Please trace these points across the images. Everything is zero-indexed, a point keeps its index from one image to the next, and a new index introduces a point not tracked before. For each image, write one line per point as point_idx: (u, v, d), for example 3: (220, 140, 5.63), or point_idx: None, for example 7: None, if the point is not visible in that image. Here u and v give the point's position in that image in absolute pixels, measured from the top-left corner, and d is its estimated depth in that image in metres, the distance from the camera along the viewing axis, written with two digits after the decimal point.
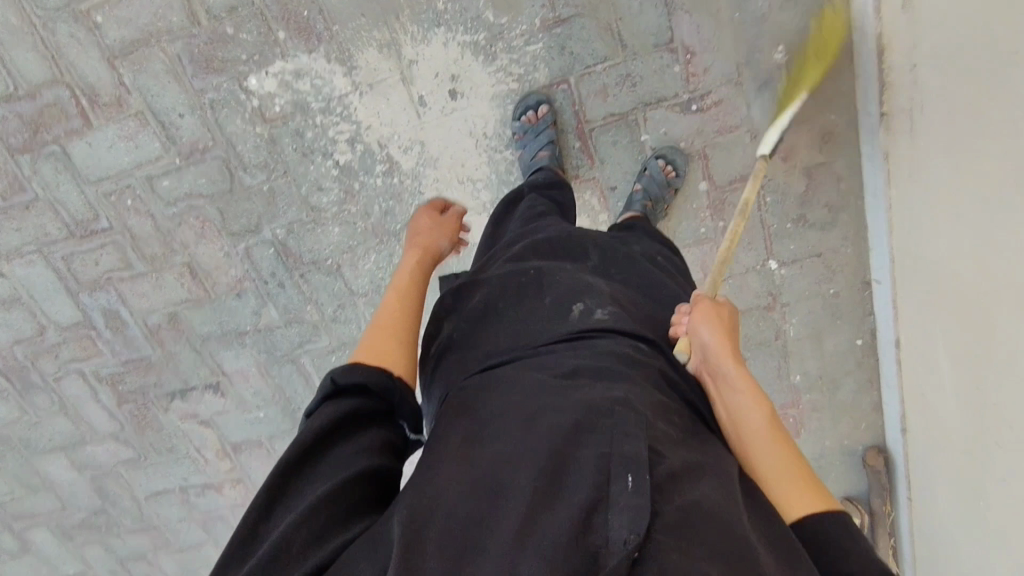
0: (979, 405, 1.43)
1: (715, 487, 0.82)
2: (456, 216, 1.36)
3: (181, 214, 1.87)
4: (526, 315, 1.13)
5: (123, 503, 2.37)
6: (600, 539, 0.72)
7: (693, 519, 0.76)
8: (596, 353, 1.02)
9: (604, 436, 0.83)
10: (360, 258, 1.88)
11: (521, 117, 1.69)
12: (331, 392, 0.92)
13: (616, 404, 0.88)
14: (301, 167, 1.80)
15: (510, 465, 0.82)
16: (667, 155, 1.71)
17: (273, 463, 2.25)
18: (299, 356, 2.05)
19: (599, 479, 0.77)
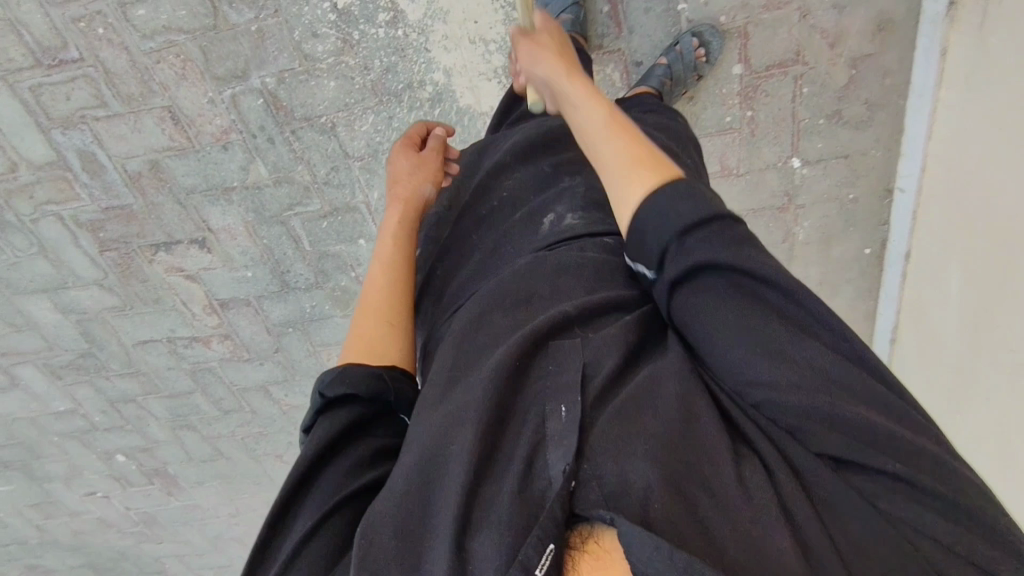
0: (981, 331, 1.42)
1: (652, 372, 0.73)
2: (435, 148, 1.18)
3: (159, 50, 1.69)
4: (496, 239, 1.04)
5: (110, 349, 2.38)
6: (543, 482, 0.65)
7: (627, 416, 0.68)
8: (553, 260, 0.91)
9: (545, 368, 0.76)
10: (357, 117, 1.75)
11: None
12: (320, 408, 0.88)
13: (556, 332, 0.79)
14: (294, 7, 1.61)
15: (448, 421, 0.76)
16: (702, 35, 1.56)
17: (262, 322, 2.25)
18: (289, 218, 1.97)
19: (535, 419, 0.71)
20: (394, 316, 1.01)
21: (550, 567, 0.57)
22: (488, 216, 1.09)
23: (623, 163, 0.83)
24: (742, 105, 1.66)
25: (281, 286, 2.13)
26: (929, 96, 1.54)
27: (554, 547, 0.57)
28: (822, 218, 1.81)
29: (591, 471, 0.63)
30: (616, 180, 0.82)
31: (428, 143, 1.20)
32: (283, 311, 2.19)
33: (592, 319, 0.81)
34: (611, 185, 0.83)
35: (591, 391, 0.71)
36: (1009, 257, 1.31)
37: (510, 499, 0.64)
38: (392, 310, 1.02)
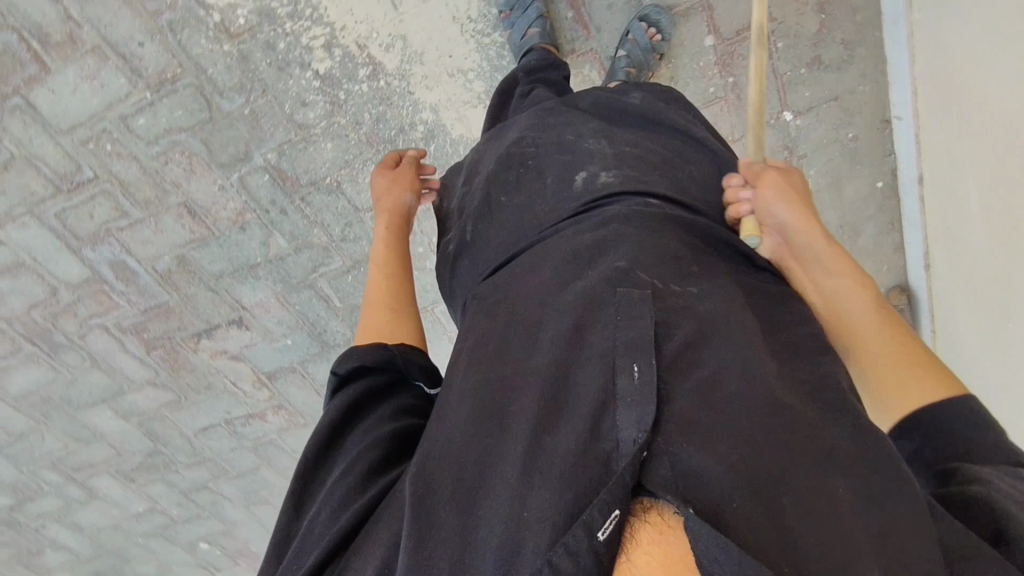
0: (1006, 240, 1.42)
1: (728, 354, 0.77)
2: (410, 165, 1.31)
3: (165, 151, 1.78)
4: (528, 200, 1.08)
5: (175, 442, 2.46)
6: (610, 444, 0.67)
7: (707, 395, 0.71)
8: (601, 222, 0.96)
9: (607, 325, 0.79)
10: (358, 171, 1.81)
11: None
12: (338, 383, 0.93)
13: (619, 287, 0.83)
14: (280, 83, 1.67)
15: (511, 393, 0.79)
16: (650, 16, 1.59)
17: (310, 386, 2.31)
18: (315, 280, 2.04)
19: (606, 375, 0.73)
20: (395, 303, 1.09)
21: (613, 530, 0.60)
22: (513, 185, 1.11)
23: (902, 366, 0.87)
24: (722, 74, 1.68)
25: (321, 347, 2.20)
26: (903, 22, 1.59)
27: (619, 512, 0.60)
28: (828, 162, 1.82)
29: (664, 447, 0.66)
30: (885, 368, 0.88)
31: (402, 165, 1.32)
32: (328, 372, 2.25)
33: (648, 269, 0.86)
34: (885, 369, 0.88)
35: (666, 353, 0.75)
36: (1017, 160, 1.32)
37: (572, 459, 0.67)
38: (393, 301, 1.09)
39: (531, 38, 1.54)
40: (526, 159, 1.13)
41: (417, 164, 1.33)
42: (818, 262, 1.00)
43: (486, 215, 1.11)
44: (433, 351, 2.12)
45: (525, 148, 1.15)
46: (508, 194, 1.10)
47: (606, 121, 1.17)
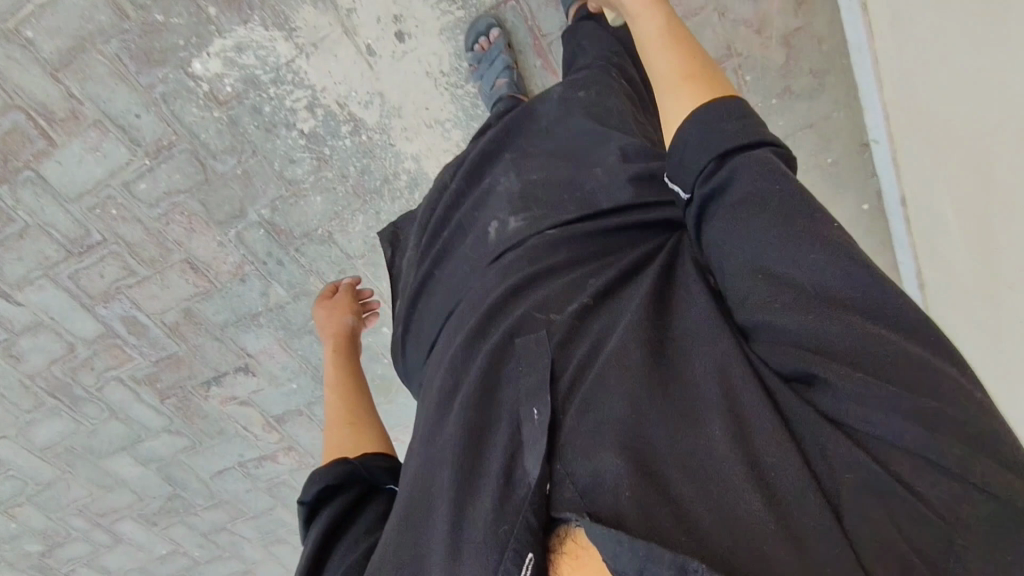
0: (985, 236, 1.39)
1: (616, 348, 0.76)
2: (346, 289, 1.45)
3: (167, 212, 1.87)
4: (459, 260, 1.11)
5: (192, 485, 2.54)
6: (520, 488, 0.70)
7: (595, 404, 0.72)
8: (510, 266, 0.97)
9: (509, 368, 0.81)
10: (349, 221, 1.89)
11: (472, 47, 1.61)
12: (308, 512, 0.97)
13: (516, 332, 0.85)
14: (269, 143, 1.76)
15: (439, 441, 0.83)
16: None
17: (317, 426, 2.39)
18: (315, 326, 2.12)
19: (512, 426, 0.76)
20: (350, 414, 1.15)
21: None
22: (442, 256, 1.15)
23: (670, 82, 0.90)
24: None
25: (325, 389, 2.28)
26: (866, 51, 1.57)
27: (532, 555, 0.64)
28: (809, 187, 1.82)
29: (562, 473, 0.67)
30: (671, 97, 0.89)
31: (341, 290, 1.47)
32: None
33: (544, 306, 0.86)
34: (664, 101, 0.90)
35: (560, 383, 0.76)
36: (988, 157, 1.29)
37: (489, 518, 0.70)
38: (348, 410, 1.16)
39: (501, 90, 1.58)
40: (458, 226, 1.17)
41: (354, 289, 1.48)
42: (636, 21, 1.02)
43: (425, 287, 1.15)
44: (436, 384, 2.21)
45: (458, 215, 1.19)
46: (438, 266, 1.15)
47: (518, 148, 1.18)
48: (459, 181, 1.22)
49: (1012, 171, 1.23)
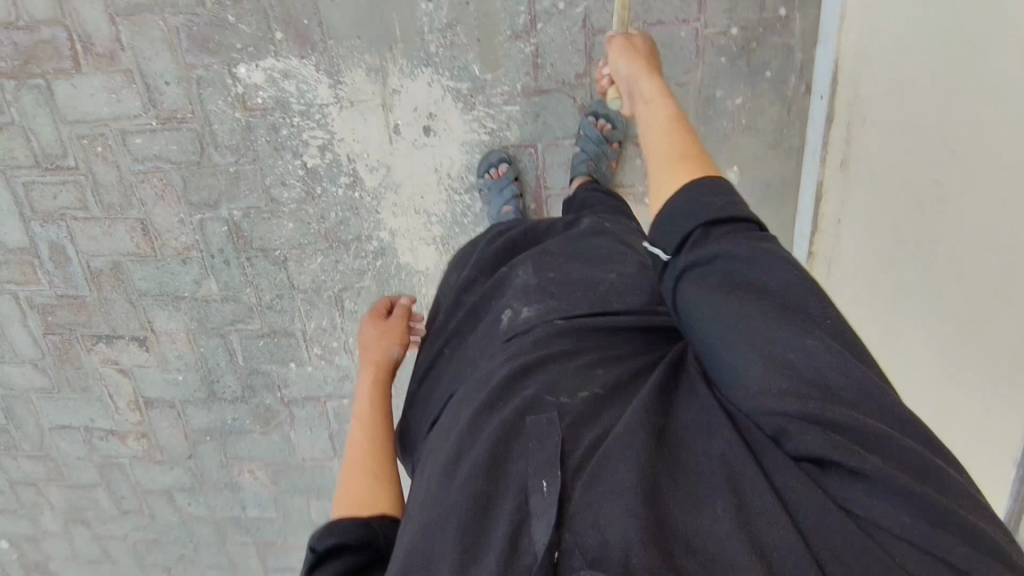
0: (958, 300, 1.08)
1: (629, 438, 0.76)
2: (403, 319, 1.20)
3: (147, 172, 1.92)
4: (471, 340, 1.08)
5: (26, 428, 2.39)
6: (528, 558, 0.68)
7: (598, 480, 0.72)
8: (532, 348, 0.93)
9: (523, 442, 0.79)
10: (307, 256, 1.97)
11: (483, 174, 1.71)
12: (312, 564, 0.80)
13: (528, 414, 0.82)
14: (271, 159, 1.84)
15: (440, 499, 0.78)
16: (597, 112, 1.65)
17: (181, 425, 2.32)
18: (228, 331, 2.13)
19: (519, 496, 0.73)
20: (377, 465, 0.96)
21: None
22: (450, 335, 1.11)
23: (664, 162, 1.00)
24: None
25: (208, 393, 2.26)
26: None
27: None
28: None
29: (573, 540, 0.68)
30: (664, 173, 0.98)
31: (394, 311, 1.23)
32: (205, 417, 2.30)
33: (556, 390, 0.84)
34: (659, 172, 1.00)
35: (570, 463, 0.75)
36: (914, 200, 1.17)
37: None
38: (373, 460, 0.97)
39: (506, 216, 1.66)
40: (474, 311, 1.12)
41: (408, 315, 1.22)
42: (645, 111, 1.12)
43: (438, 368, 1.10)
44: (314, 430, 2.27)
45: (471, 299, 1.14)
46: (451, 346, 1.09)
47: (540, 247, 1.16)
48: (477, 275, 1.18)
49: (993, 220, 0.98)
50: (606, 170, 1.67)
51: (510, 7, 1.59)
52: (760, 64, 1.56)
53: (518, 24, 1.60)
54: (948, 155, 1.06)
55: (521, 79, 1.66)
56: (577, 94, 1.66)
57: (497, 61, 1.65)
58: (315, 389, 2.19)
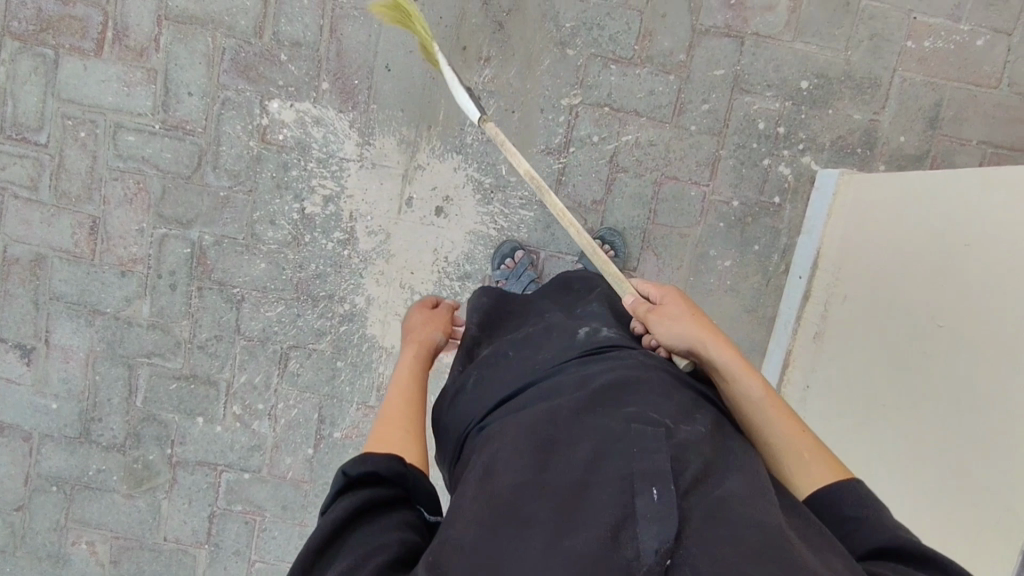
0: (972, 340, 1.18)
1: (738, 488, 0.84)
2: (449, 311, 1.35)
3: (124, 171, 1.78)
4: (540, 354, 1.12)
5: None
6: (631, 552, 0.75)
7: (719, 516, 0.79)
8: (617, 365, 1.04)
9: (627, 449, 0.86)
10: (266, 302, 1.82)
11: (499, 266, 1.75)
12: (343, 486, 0.87)
13: (633, 425, 0.90)
14: (269, 195, 1.78)
15: (537, 486, 0.85)
16: (609, 239, 1.74)
17: (27, 465, 1.91)
18: (138, 364, 1.87)
19: (625, 496, 0.80)
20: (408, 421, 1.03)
21: None
22: (517, 341, 1.17)
23: (801, 455, 0.95)
24: None
25: (79, 432, 1.90)
26: None
27: None
28: None
29: (684, 556, 0.74)
30: (797, 463, 0.95)
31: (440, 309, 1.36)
32: (62, 461, 1.91)
33: (659, 412, 0.93)
34: (784, 458, 0.96)
35: (682, 484, 0.82)
36: (905, 308, 1.34)
37: (594, 559, 0.74)
38: (406, 415, 1.05)
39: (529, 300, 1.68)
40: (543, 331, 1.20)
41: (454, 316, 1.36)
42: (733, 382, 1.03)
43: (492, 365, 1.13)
44: (195, 502, 1.94)
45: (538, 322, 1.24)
46: (517, 350, 1.14)
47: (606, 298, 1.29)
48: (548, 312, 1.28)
49: (995, 324, 1.14)
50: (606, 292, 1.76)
51: (550, 126, 1.73)
52: (751, 237, 1.77)
53: (553, 142, 1.73)
54: (927, 236, 1.32)
55: (542, 190, 1.76)
56: (589, 217, 1.77)
57: (527, 168, 1.75)
58: (215, 453, 1.91)
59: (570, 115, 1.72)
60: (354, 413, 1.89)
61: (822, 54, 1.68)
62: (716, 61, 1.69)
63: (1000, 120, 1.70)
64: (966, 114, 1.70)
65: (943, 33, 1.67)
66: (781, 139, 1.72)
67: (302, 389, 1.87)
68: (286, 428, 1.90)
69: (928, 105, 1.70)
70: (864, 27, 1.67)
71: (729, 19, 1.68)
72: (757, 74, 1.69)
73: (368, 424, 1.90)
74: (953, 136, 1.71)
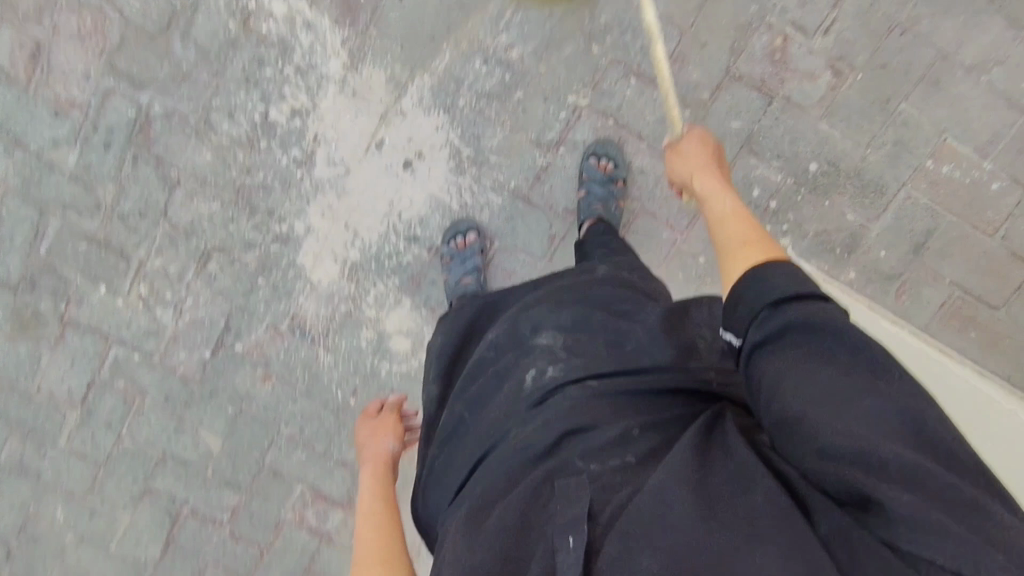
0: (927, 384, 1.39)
1: (654, 484, 0.83)
2: (389, 411, 1.47)
3: (85, 5, 1.60)
4: (489, 405, 1.11)
5: None
6: None
7: (632, 536, 0.78)
8: (560, 409, 0.99)
9: (553, 508, 0.86)
10: (203, 195, 1.72)
11: (448, 243, 1.66)
12: None
13: (557, 479, 0.89)
14: (235, 85, 1.63)
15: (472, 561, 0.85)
16: (598, 151, 1.61)
17: None
18: (51, 212, 1.74)
19: (547, 555, 0.81)
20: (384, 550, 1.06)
21: None
22: (478, 399, 1.14)
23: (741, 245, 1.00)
24: None
25: None
26: None
27: None
28: None
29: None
30: (739, 252, 0.99)
31: (384, 409, 1.47)
32: None
33: (590, 454, 0.91)
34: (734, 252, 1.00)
35: (600, 522, 0.82)
36: None
37: None
38: (380, 538, 1.08)
39: (469, 286, 1.60)
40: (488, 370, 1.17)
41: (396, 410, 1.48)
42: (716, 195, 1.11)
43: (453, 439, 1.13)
44: (77, 366, 1.87)
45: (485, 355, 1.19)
46: (475, 414, 1.13)
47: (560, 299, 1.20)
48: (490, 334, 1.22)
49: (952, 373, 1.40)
50: (616, 212, 1.61)
51: (548, 119, 1.63)
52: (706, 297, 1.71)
53: (546, 137, 1.64)
54: None
55: (518, 179, 1.66)
56: (554, 224, 1.69)
57: (512, 152, 1.65)
58: (109, 325, 1.83)
59: (573, 114, 1.62)
60: (261, 332, 1.82)
61: (843, 142, 1.60)
62: (736, 111, 1.59)
63: (980, 269, 1.66)
64: (951, 251, 1.65)
65: (964, 164, 1.60)
66: (769, 213, 1.64)
67: (215, 293, 1.80)
68: (189, 324, 1.83)
69: (921, 230, 1.64)
70: (893, 130, 1.59)
71: (767, 73, 1.57)
72: (771, 139, 1.60)
73: (272, 347, 1.84)
74: (931, 268, 1.66)
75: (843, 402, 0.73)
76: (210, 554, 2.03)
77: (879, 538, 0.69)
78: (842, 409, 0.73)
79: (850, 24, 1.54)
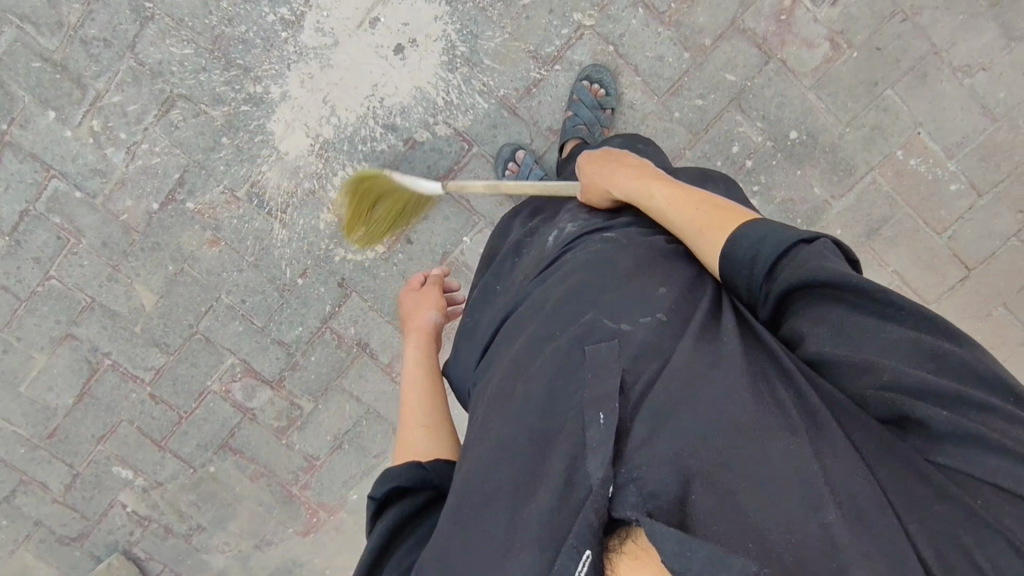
0: None
1: (685, 367, 0.84)
2: (434, 285, 1.48)
3: None
4: (523, 273, 1.18)
5: None
6: (584, 488, 0.76)
7: (672, 416, 0.79)
8: (581, 266, 1.04)
9: (584, 376, 0.86)
10: (177, 38, 1.64)
11: (503, 172, 1.67)
12: (375, 510, 0.96)
13: (586, 346, 0.90)
14: None
15: (506, 437, 0.87)
16: (592, 75, 1.61)
17: None
18: (7, 21, 1.63)
19: (577, 429, 0.81)
20: (429, 420, 1.12)
21: (591, 564, 0.66)
22: (507, 270, 1.24)
23: (701, 224, 0.99)
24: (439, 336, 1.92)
25: None
26: None
27: (592, 554, 0.66)
28: None
29: (628, 477, 0.73)
30: (702, 228, 0.99)
31: (427, 285, 1.50)
32: None
33: (621, 316, 0.92)
34: (700, 237, 0.99)
35: (633, 396, 0.82)
36: None
37: (553, 503, 0.76)
38: (425, 411, 1.14)
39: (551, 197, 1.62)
40: (519, 248, 1.26)
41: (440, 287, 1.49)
42: (642, 201, 1.11)
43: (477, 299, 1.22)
44: (8, 193, 1.76)
45: (524, 237, 1.28)
46: (493, 278, 1.24)
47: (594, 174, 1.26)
48: (534, 227, 1.30)
49: None
50: (599, 136, 1.60)
51: (549, 32, 1.60)
52: None
53: (543, 50, 1.61)
54: None
55: (508, 88, 1.64)
56: (535, 142, 1.69)
57: (506, 60, 1.62)
58: (52, 154, 1.73)
59: (574, 33, 1.60)
60: (217, 193, 1.77)
61: (825, 116, 1.64)
62: (734, 63, 1.61)
63: (922, 262, 1.75)
64: (899, 242, 1.74)
65: (930, 160, 1.67)
66: (743, 171, 1.68)
67: (174, 143, 1.73)
68: (140, 171, 1.75)
69: (877, 216, 1.72)
70: (873, 115, 1.64)
71: (770, 31, 1.59)
72: (760, 100, 1.63)
73: (225, 212, 1.79)
74: (878, 254, 1.75)
75: (872, 332, 0.79)
76: (126, 410, 2.00)
77: (932, 463, 0.72)
78: (877, 335, 0.78)
79: (858, 1, 1.57)
